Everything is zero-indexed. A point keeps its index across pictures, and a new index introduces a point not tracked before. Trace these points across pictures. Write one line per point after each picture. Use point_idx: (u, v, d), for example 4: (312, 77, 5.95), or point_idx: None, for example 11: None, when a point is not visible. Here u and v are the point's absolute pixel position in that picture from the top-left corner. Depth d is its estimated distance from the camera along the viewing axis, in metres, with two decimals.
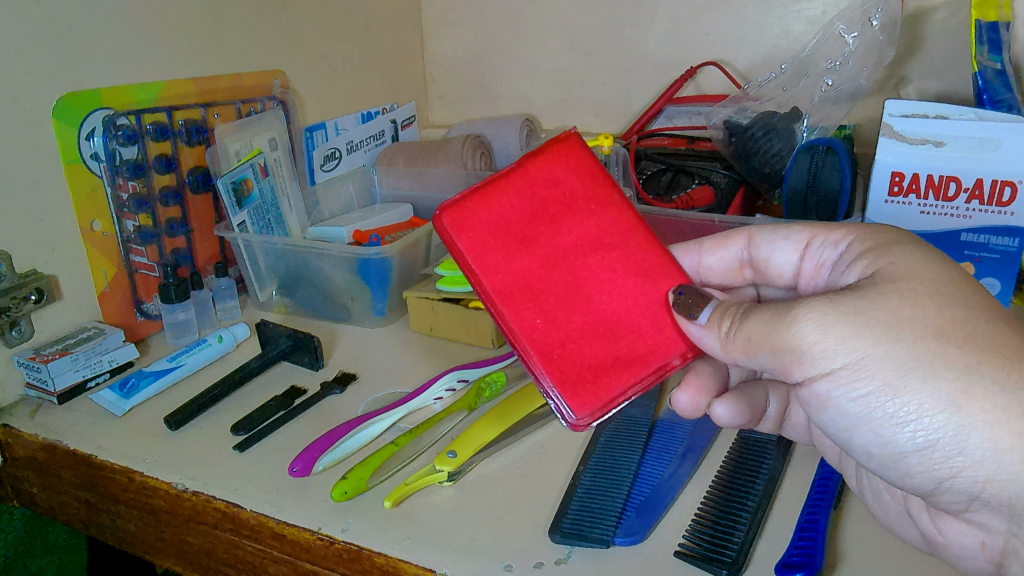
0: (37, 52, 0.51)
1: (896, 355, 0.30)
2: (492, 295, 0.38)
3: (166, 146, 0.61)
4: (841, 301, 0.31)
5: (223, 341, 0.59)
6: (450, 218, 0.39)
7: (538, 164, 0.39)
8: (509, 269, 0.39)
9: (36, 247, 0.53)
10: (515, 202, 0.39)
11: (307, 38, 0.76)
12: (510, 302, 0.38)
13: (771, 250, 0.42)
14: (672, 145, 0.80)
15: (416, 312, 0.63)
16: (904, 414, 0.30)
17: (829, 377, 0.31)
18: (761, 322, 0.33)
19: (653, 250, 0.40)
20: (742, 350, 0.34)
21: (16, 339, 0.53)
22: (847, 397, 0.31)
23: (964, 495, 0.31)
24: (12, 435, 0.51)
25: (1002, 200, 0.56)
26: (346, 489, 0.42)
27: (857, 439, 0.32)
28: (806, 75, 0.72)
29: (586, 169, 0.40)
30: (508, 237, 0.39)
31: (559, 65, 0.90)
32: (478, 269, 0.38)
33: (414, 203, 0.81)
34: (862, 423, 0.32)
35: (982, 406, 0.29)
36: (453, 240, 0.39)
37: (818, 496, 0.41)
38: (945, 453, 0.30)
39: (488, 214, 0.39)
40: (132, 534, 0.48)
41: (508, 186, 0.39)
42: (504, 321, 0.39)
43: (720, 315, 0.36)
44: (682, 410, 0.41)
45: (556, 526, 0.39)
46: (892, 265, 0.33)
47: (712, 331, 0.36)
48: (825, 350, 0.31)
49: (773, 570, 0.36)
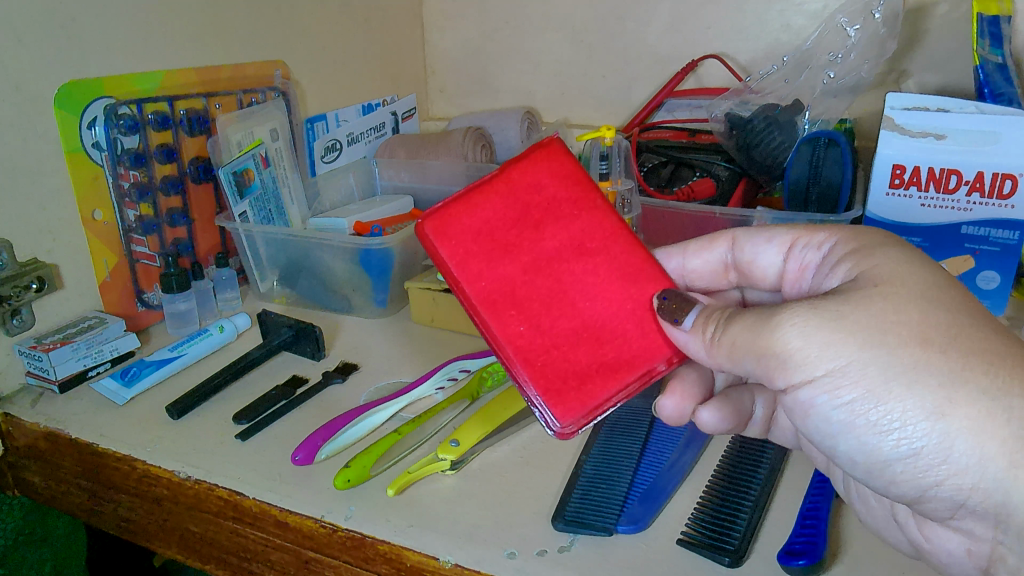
0: (39, 39, 0.51)
1: (880, 360, 0.29)
2: (476, 303, 0.38)
3: (167, 136, 0.60)
4: (825, 305, 0.31)
5: (225, 331, 0.59)
6: (432, 225, 0.38)
7: (520, 170, 0.39)
8: (492, 276, 0.38)
9: (38, 235, 0.53)
10: (499, 208, 0.39)
11: (308, 28, 0.76)
12: (493, 310, 0.38)
13: (755, 252, 0.42)
14: (673, 138, 0.78)
15: (418, 302, 0.63)
16: (888, 422, 0.30)
17: (813, 383, 0.31)
18: (747, 326, 0.33)
19: (637, 253, 0.40)
20: (727, 355, 0.34)
21: (17, 327, 0.53)
22: (831, 404, 0.31)
23: (949, 503, 0.30)
24: (14, 423, 0.51)
25: (1003, 192, 0.56)
26: (349, 477, 0.42)
27: (842, 447, 0.32)
28: (808, 68, 0.72)
29: (569, 174, 0.40)
30: (492, 244, 0.39)
31: (560, 59, 0.90)
32: (462, 276, 0.38)
33: (415, 195, 0.82)
34: (847, 431, 0.31)
35: (966, 414, 0.28)
36: (436, 247, 0.38)
37: (820, 485, 0.41)
38: (930, 461, 0.29)
39: (471, 221, 0.39)
40: (134, 523, 0.48)
41: (490, 192, 0.39)
42: (488, 329, 0.38)
43: (704, 319, 0.36)
44: (666, 417, 0.41)
45: (559, 514, 0.39)
46: (875, 267, 0.33)
47: (697, 336, 0.36)
48: (808, 356, 0.31)
49: (776, 559, 0.36)
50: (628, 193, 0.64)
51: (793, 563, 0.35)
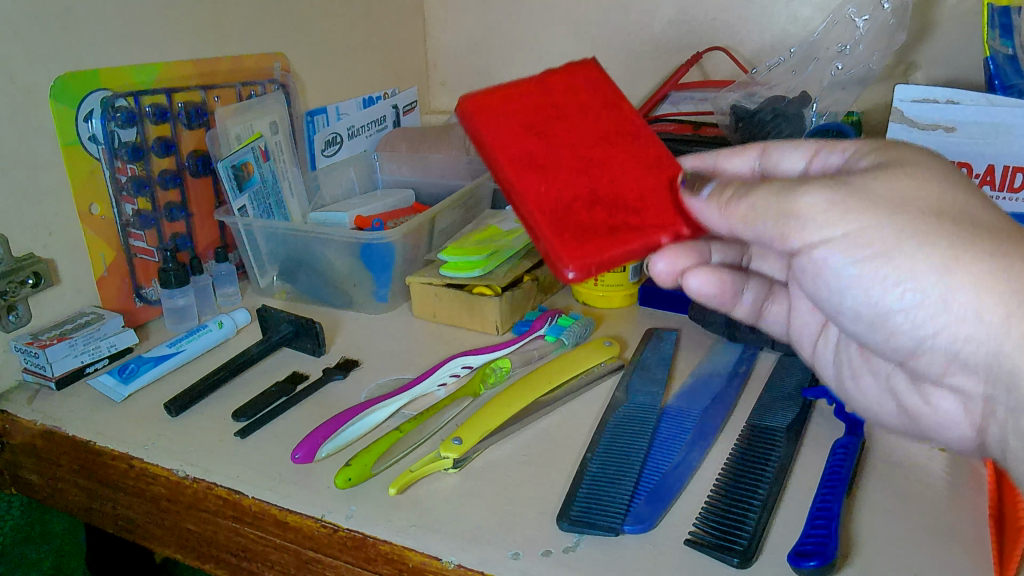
0: (34, 30, 0.50)
1: (894, 225, 0.31)
2: (503, 165, 0.41)
3: (165, 129, 0.60)
4: (849, 183, 0.33)
5: (224, 327, 0.58)
6: (473, 104, 0.43)
7: (557, 74, 0.45)
8: (520, 145, 0.42)
9: (33, 230, 0.52)
10: (535, 98, 0.44)
11: (309, 20, 0.75)
12: (517, 170, 0.41)
13: (781, 157, 0.42)
14: (676, 130, 0.78)
15: (420, 297, 0.62)
16: (894, 278, 0.32)
17: (828, 243, 0.33)
18: (768, 191, 0.35)
19: (654, 148, 0.43)
20: (740, 218, 0.36)
21: (13, 323, 0.52)
22: (842, 262, 0.33)
23: (944, 355, 0.33)
24: (9, 420, 0.50)
25: (1014, 185, 0.54)
26: (349, 476, 0.41)
27: (848, 301, 0.35)
28: (816, 59, 0.71)
29: (602, 86, 0.45)
30: (525, 124, 0.43)
31: (563, 51, 0.89)
32: (493, 143, 0.42)
33: (416, 189, 0.80)
34: (855, 287, 0.34)
35: (965, 278, 0.30)
36: (472, 123, 0.43)
37: (830, 484, 0.40)
38: (929, 313, 0.32)
39: (509, 108, 0.43)
40: (132, 521, 0.47)
41: (527, 85, 0.44)
42: (511, 186, 0.41)
43: (721, 188, 0.38)
44: (657, 276, 0.43)
45: (565, 514, 0.38)
46: (895, 152, 0.35)
47: (712, 203, 0.38)
48: (828, 220, 0.33)
49: (786, 560, 0.35)
50: None
51: (804, 564, 0.34)
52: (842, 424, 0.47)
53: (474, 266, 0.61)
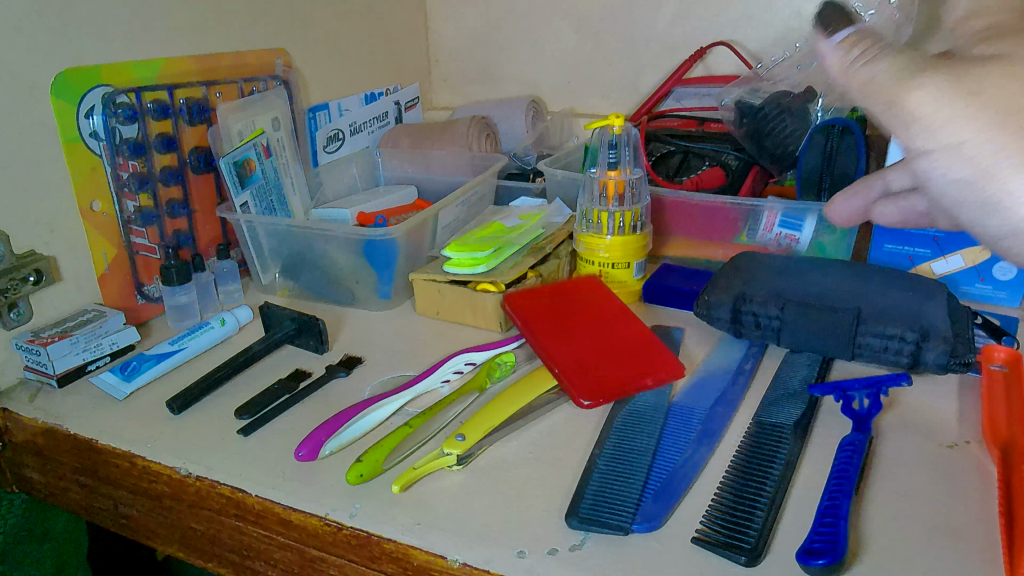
0: (35, 26, 0.49)
1: (1004, 135, 0.29)
2: (535, 330, 0.54)
3: (167, 125, 0.59)
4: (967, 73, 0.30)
5: (226, 324, 0.58)
6: (512, 295, 0.58)
7: (571, 287, 0.60)
8: (548, 320, 0.55)
9: (35, 227, 0.52)
10: (557, 301, 0.58)
11: (310, 15, 0.74)
12: (547, 337, 0.53)
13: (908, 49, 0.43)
14: (682, 127, 0.78)
15: (423, 294, 0.62)
16: (1002, 199, 0.30)
17: (930, 156, 0.31)
18: (889, 67, 0.32)
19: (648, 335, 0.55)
20: (857, 88, 0.33)
21: (14, 321, 0.51)
22: (943, 176, 0.31)
23: None
24: (11, 418, 0.50)
25: None
26: (362, 472, 0.41)
27: (966, 216, 0.32)
28: (821, 54, 0.69)
29: (603, 293, 0.60)
30: (551, 316, 0.56)
31: (566, 46, 0.89)
32: (528, 319, 0.55)
33: (418, 184, 0.80)
34: (960, 205, 0.32)
35: None
36: (513, 309, 0.57)
37: (839, 482, 0.40)
38: None
39: (541, 302, 0.58)
40: (135, 519, 0.47)
41: (550, 291, 0.59)
42: (543, 353, 0.52)
43: (857, 37, 0.33)
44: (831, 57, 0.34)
45: (573, 512, 0.38)
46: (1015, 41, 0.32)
47: (839, 51, 0.33)
48: (937, 121, 0.31)
49: (795, 558, 0.35)
50: (637, 185, 0.62)
51: (813, 562, 0.34)
52: (849, 422, 0.46)
53: (479, 262, 0.61)
